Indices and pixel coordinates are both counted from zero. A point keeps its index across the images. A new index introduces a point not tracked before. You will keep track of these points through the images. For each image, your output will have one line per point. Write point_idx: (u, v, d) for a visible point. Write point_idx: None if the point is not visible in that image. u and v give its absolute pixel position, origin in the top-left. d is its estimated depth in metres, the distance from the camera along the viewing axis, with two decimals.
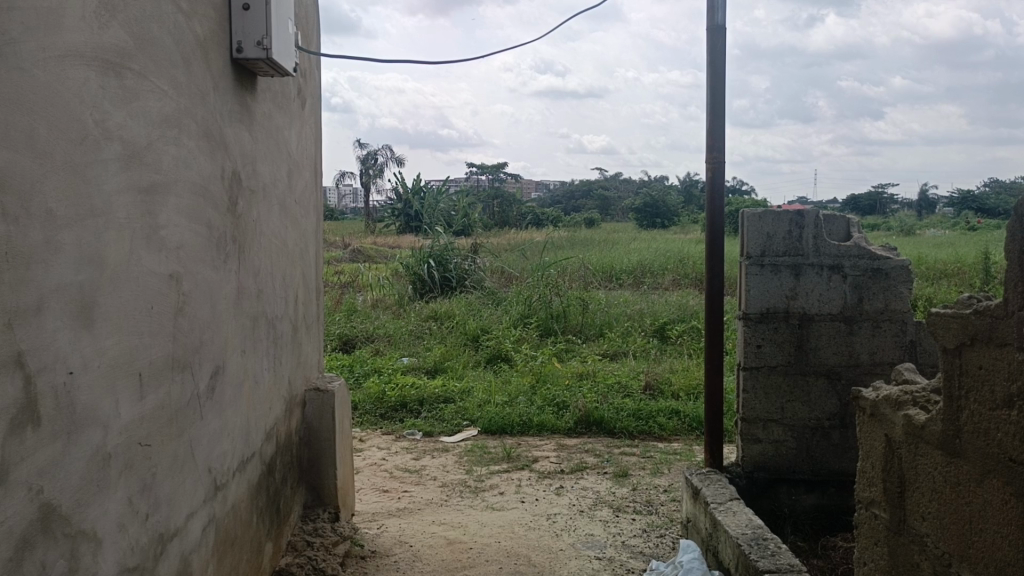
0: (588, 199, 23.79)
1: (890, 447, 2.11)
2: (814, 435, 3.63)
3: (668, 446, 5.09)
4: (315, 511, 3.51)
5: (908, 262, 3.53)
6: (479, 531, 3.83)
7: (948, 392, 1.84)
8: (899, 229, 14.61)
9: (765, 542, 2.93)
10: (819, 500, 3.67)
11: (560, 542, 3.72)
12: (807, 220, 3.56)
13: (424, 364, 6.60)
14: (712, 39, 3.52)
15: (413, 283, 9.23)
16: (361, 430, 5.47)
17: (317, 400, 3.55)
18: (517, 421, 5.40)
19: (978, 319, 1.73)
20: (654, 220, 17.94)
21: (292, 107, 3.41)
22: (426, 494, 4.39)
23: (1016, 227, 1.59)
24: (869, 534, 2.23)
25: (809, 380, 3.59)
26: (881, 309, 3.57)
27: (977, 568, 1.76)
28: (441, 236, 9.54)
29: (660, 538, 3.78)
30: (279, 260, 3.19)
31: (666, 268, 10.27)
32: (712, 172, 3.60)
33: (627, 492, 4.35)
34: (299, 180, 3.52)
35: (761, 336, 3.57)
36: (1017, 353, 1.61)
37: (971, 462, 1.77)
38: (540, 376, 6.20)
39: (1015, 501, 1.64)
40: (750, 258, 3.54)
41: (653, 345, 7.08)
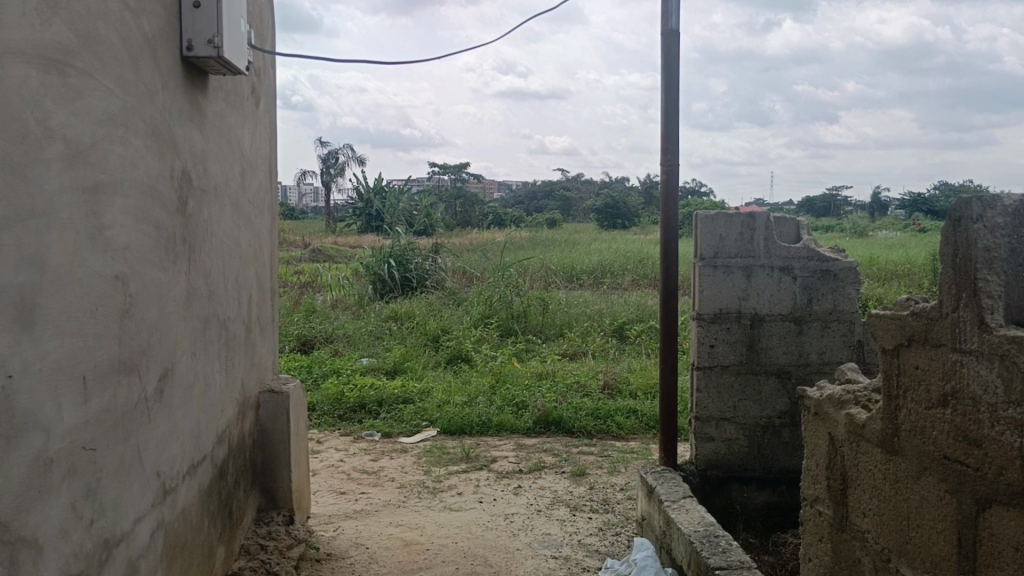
0: (549, 200, 23.86)
1: (833, 445, 2.16)
2: (765, 432, 3.69)
3: (625, 445, 5.13)
4: (269, 514, 3.48)
5: (856, 263, 3.61)
6: (436, 532, 3.83)
7: (887, 391, 1.89)
8: (853, 231, 14.90)
9: (716, 539, 2.97)
10: (770, 497, 3.74)
11: (517, 542, 3.73)
12: (758, 221, 3.61)
13: (384, 364, 6.57)
14: (666, 43, 3.56)
15: (373, 283, 9.16)
16: (318, 431, 5.42)
17: (272, 402, 3.52)
18: (476, 421, 5.40)
19: (914, 319, 1.77)
20: (614, 221, 18.07)
21: (245, 106, 3.37)
22: (384, 495, 4.37)
23: (949, 231, 1.64)
24: (813, 530, 2.27)
25: (760, 378, 3.65)
26: (830, 310, 3.64)
27: (914, 563, 1.81)
28: (402, 236, 9.48)
29: (616, 536, 3.81)
30: (232, 260, 3.16)
31: (625, 269, 10.34)
32: (666, 174, 3.64)
33: (585, 491, 4.38)
34: (253, 179, 3.49)
35: (714, 336, 3.62)
36: (950, 354, 1.66)
37: (908, 460, 1.82)
38: (500, 377, 6.20)
39: (949, 497, 1.68)
40: (703, 259, 3.58)
41: (612, 345, 7.13)
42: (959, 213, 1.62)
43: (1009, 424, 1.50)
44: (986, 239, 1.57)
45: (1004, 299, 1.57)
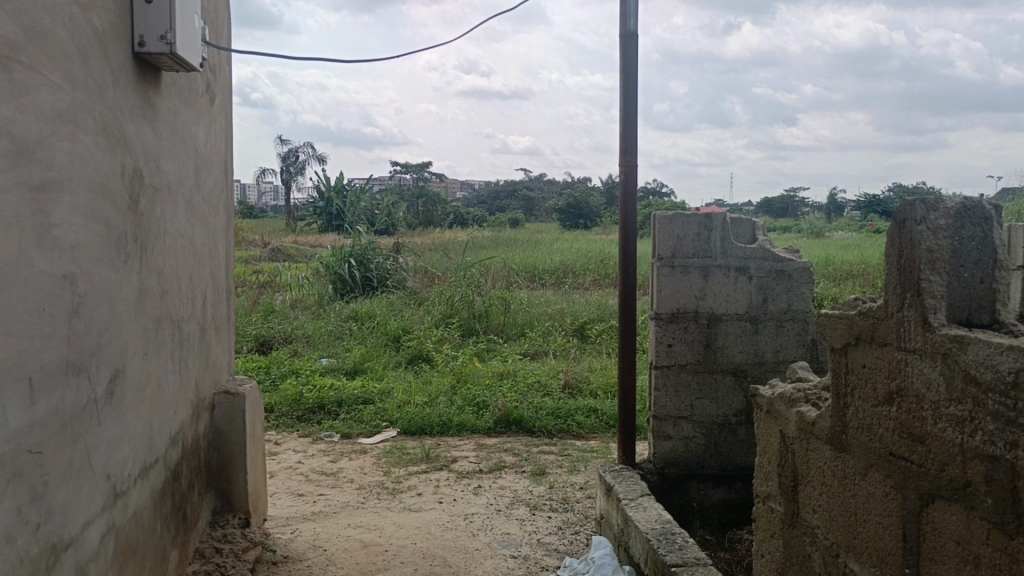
0: (512, 200, 23.85)
1: (785, 442, 2.19)
2: (721, 430, 3.74)
3: (585, 444, 5.16)
4: (225, 517, 3.43)
5: (810, 264, 3.67)
6: (395, 534, 3.81)
7: (836, 389, 1.92)
8: (810, 232, 15.16)
9: (673, 537, 3.00)
10: (727, 494, 3.79)
11: (476, 542, 3.73)
12: (715, 222, 3.65)
13: (344, 364, 6.52)
14: (625, 45, 3.58)
15: (333, 283, 9.08)
16: (276, 432, 5.36)
17: (227, 403, 3.47)
18: (436, 421, 5.39)
19: (862, 319, 1.81)
20: (577, 221, 18.15)
21: (200, 103, 3.32)
22: (342, 497, 4.33)
23: (896, 232, 1.68)
24: (766, 526, 2.31)
25: (717, 377, 3.70)
26: (785, 309, 3.70)
27: (862, 557, 1.84)
28: (363, 235, 9.40)
29: (575, 535, 3.83)
30: (186, 259, 3.11)
31: (587, 269, 10.38)
32: (625, 174, 3.66)
33: (545, 490, 4.39)
34: (207, 177, 3.44)
35: (672, 335, 3.66)
36: (895, 352, 1.69)
37: (856, 456, 1.85)
38: (460, 376, 6.19)
39: (894, 492, 1.72)
40: (661, 259, 3.62)
41: (573, 345, 7.16)
42: (904, 215, 1.66)
43: (951, 420, 1.53)
44: (930, 241, 1.61)
45: (946, 299, 1.61)
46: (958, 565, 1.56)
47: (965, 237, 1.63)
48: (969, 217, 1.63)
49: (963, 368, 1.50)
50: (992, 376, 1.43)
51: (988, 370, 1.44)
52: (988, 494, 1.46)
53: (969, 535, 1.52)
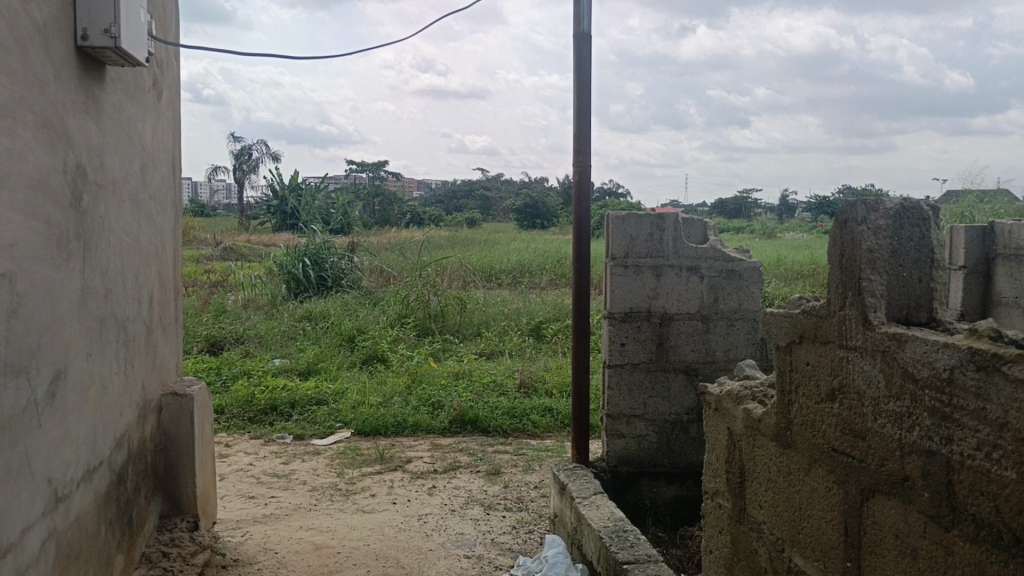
0: (469, 199, 23.81)
1: (732, 439, 2.22)
2: (673, 428, 3.78)
3: (540, 443, 5.17)
4: (172, 520, 3.36)
5: (759, 264, 3.72)
6: (347, 535, 3.77)
7: (781, 387, 1.95)
8: (762, 232, 15.42)
9: (625, 534, 3.02)
10: (679, 491, 3.83)
11: (430, 542, 3.71)
12: (667, 222, 3.68)
13: (297, 365, 6.44)
14: (578, 46, 3.60)
15: (287, 283, 8.96)
16: (227, 434, 5.27)
17: (175, 405, 3.40)
18: (391, 422, 5.36)
19: (806, 318, 1.85)
20: (534, 221, 18.17)
21: (146, 98, 3.25)
22: (294, 499, 4.28)
23: (838, 232, 1.71)
24: (714, 523, 2.34)
25: (669, 375, 3.74)
26: (735, 308, 3.75)
27: (806, 551, 1.88)
28: (317, 234, 9.30)
29: (529, 534, 3.83)
30: (131, 258, 3.04)
31: (543, 268, 10.41)
32: (579, 174, 3.67)
33: (499, 490, 4.39)
34: (154, 175, 3.37)
35: (625, 334, 3.69)
36: (837, 349, 1.73)
37: (800, 452, 1.89)
38: (415, 376, 6.16)
39: (836, 487, 1.75)
40: (615, 259, 3.65)
41: (529, 344, 7.17)
42: (845, 215, 1.69)
43: (890, 416, 1.57)
44: (869, 240, 1.65)
45: (886, 298, 1.64)
46: (896, 558, 1.59)
47: (904, 237, 1.67)
48: (907, 218, 1.67)
49: (902, 364, 1.53)
50: (929, 373, 1.46)
51: (925, 367, 1.47)
52: (925, 488, 1.50)
53: (907, 528, 1.56)
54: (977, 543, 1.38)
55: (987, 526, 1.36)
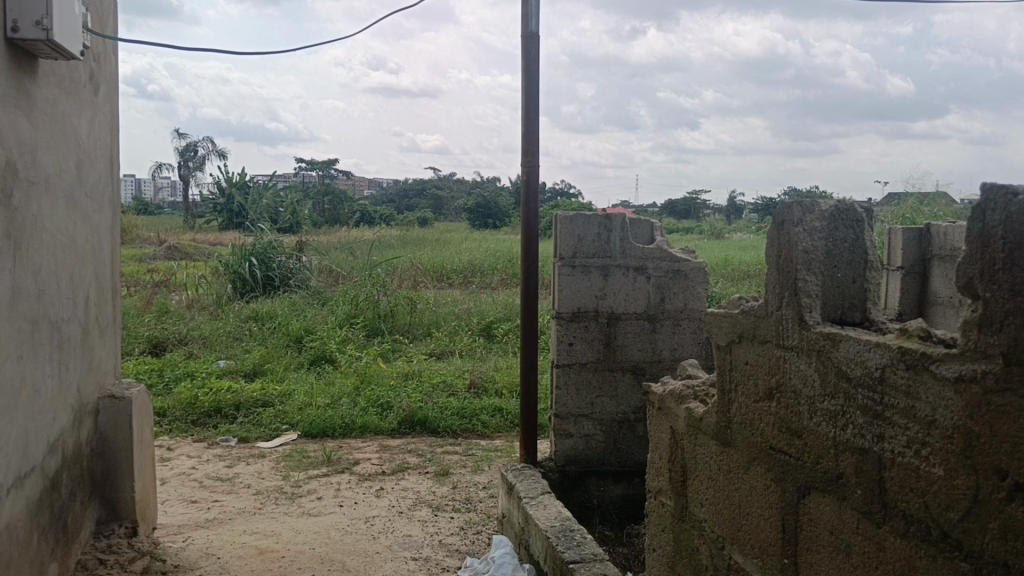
0: (421, 199, 23.68)
1: (675, 438, 2.24)
2: (621, 428, 3.80)
3: (490, 443, 5.16)
4: (110, 527, 3.27)
5: (705, 264, 3.75)
6: (292, 539, 3.71)
7: (721, 386, 1.98)
8: (710, 232, 15.67)
9: (571, 534, 3.03)
10: (626, 490, 3.86)
11: (376, 545, 3.68)
12: (614, 223, 3.71)
13: (243, 366, 6.32)
14: (526, 46, 3.60)
15: (233, 283, 8.80)
16: (169, 437, 5.15)
17: (113, 408, 3.30)
18: (339, 423, 5.30)
19: (744, 318, 1.87)
20: (485, 221, 18.14)
21: (82, 93, 3.16)
22: (238, 502, 4.20)
23: (775, 233, 1.74)
24: (657, 521, 2.36)
25: (616, 374, 3.76)
26: (681, 309, 3.77)
27: (744, 549, 1.90)
28: (265, 234, 9.15)
29: (477, 535, 3.82)
30: (66, 258, 2.95)
31: (495, 268, 10.40)
32: (527, 174, 3.67)
33: (448, 491, 4.37)
34: (90, 171, 3.27)
35: (573, 334, 3.71)
36: (775, 349, 1.75)
37: (739, 450, 1.91)
38: (364, 377, 6.10)
39: (774, 485, 1.78)
40: (562, 259, 3.66)
41: (479, 344, 7.15)
42: (782, 216, 1.71)
43: (825, 415, 1.60)
44: (804, 241, 1.67)
45: (821, 298, 1.67)
46: (830, 554, 1.62)
47: (838, 239, 1.70)
48: (841, 219, 1.70)
49: (836, 364, 1.56)
50: (861, 372, 1.49)
51: (857, 366, 1.50)
52: (858, 485, 1.52)
53: (841, 524, 1.59)
54: (907, 538, 1.41)
55: (916, 522, 1.39)
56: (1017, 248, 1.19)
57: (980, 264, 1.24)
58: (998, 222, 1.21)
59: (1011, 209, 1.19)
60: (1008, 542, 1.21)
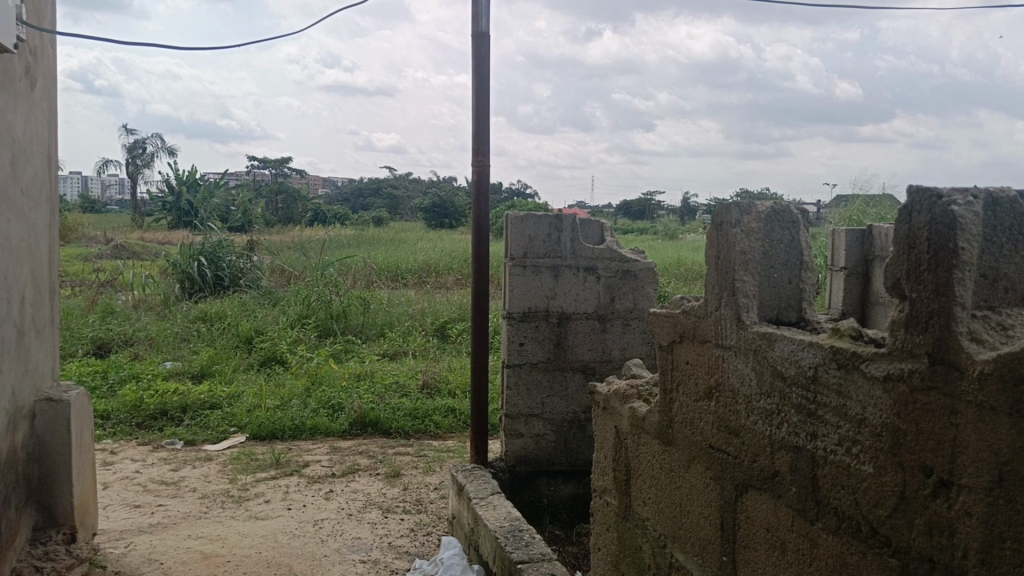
0: (377, 198, 23.51)
1: (619, 438, 2.25)
2: (571, 427, 3.82)
3: (442, 444, 5.14)
4: (46, 534, 3.18)
5: (654, 264, 3.77)
6: (238, 544, 3.65)
7: (663, 385, 1.99)
8: (664, 233, 15.83)
9: (520, 534, 3.03)
10: (575, 489, 3.87)
11: (324, 548, 3.63)
12: (565, 223, 3.71)
13: (190, 367, 6.20)
14: (476, 45, 3.58)
15: (181, 282, 8.63)
16: (112, 441, 5.02)
17: (50, 412, 3.20)
18: (288, 425, 5.22)
19: (685, 318, 1.89)
20: (441, 221, 18.05)
21: (17, 87, 3.06)
22: (183, 507, 4.11)
23: (714, 234, 1.76)
24: (602, 520, 2.37)
25: (566, 374, 3.77)
26: (631, 309, 3.79)
27: (685, 547, 1.92)
28: (215, 233, 8.99)
29: (427, 536, 3.80)
30: None
31: (450, 268, 10.36)
32: (477, 174, 3.66)
33: (398, 493, 4.33)
34: (26, 168, 3.17)
35: (523, 334, 3.72)
36: (714, 349, 1.77)
37: (680, 449, 1.93)
38: (316, 378, 6.03)
39: (713, 483, 1.80)
40: (513, 259, 3.66)
41: (433, 344, 7.12)
42: (721, 218, 1.73)
43: (762, 413, 1.61)
44: (742, 242, 1.69)
45: (758, 298, 1.70)
46: (766, 551, 1.64)
47: (774, 239, 1.72)
48: (778, 220, 1.71)
49: (771, 363, 1.58)
50: (795, 371, 1.51)
51: (792, 365, 1.52)
52: (793, 483, 1.54)
53: (777, 522, 1.60)
54: (839, 535, 1.43)
55: (848, 519, 1.41)
56: (940, 249, 1.21)
57: (907, 264, 1.26)
58: (924, 224, 1.23)
59: (936, 211, 1.22)
60: (933, 537, 1.23)
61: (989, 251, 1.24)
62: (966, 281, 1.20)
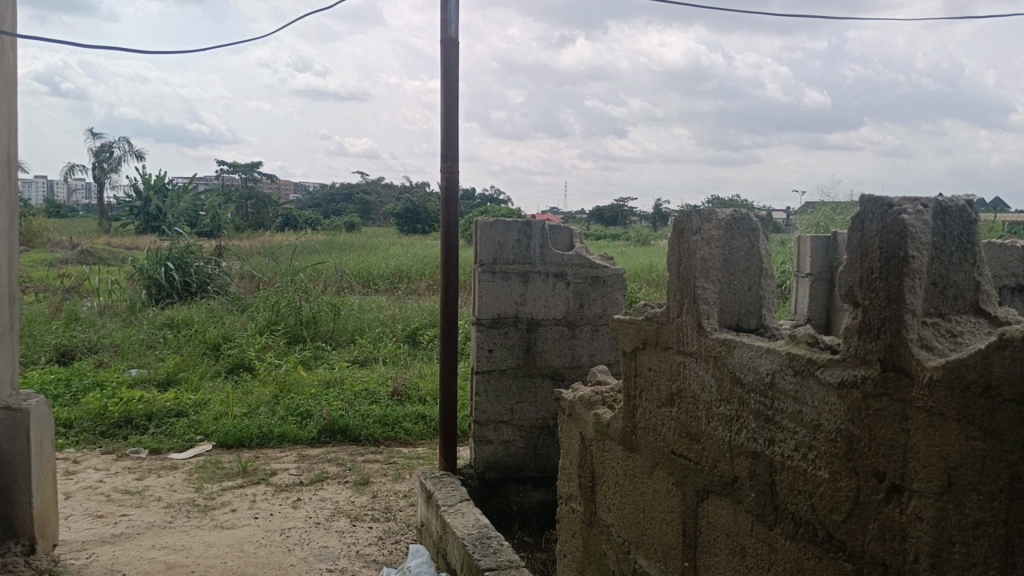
0: (349, 203, 23.38)
1: (584, 444, 2.26)
2: (540, 433, 3.82)
3: (412, 451, 5.12)
4: (4, 545, 3.12)
5: (623, 270, 3.78)
6: (203, 553, 3.60)
7: (627, 392, 2.00)
8: (636, 239, 15.91)
9: (489, 541, 3.02)
10: (545, 495, 3.87)
11: (291, 557, 3.60)
12: (534, 229, 3.72)
13: (155, 375, 6.12)
14: (445, 51, 3.58)
15: (148, 288, 8.52)
16: (75, 450, 4.94)
17: (8, 420, 3.14)
18: (256, 432, 5.17)
19: (648, 324, 1.89)
20: (414, 226, 17.96)
21: None
22: (147, 516, 4.05)
23: (676, 240, 1.77)
24: (568, 527, 2.37)
25: (536, 380, 3.77)
26: (600, 315, 3.80)
27: (648, 552, 1.92)
28: (182, 238, 8.88)
29: (395, 544, 3.77)
30: None
31: (422, 274, 10.32)
32: (447, 180, 3.65)
33: (367, 500, 4.30)
34: None
35: (492, 341, 3.71)
36: (676, 355, 1.78)
37: (644, 455, 1.93)
38: (284, 385, 5.97)
39: (675, 489, 1.80)
40: (482, 265, 3.66)
41: (404, 351, 7.09)
42: (682, 225, 1.74)
43: (722, 419, 1.62)
44: (702, 249, 1.71)
45: (718, 305, 1.71)
46: (727, 556, 1.64)
47: (734, 247, 1.73)
48: (738, 227, 1.73)
49: (731, 370, 1.59)
50: (753, 377, 1.52)
51: (750, 372, 1.53)
52: (752, 488, 1.55)
53: (737, 528, 1.61)
54: (796, 540, 1.44)
55: (805, 524, 1.42)
56: (891, 257, 1.23)
57: (860, 272, 1.28)
58: (876, 232, 1.25)
59: (887, 219, 1.24)
60: (886, 542, 1.25)
61: (938, 258, 1.27)
62: (916, 288, 1.21)
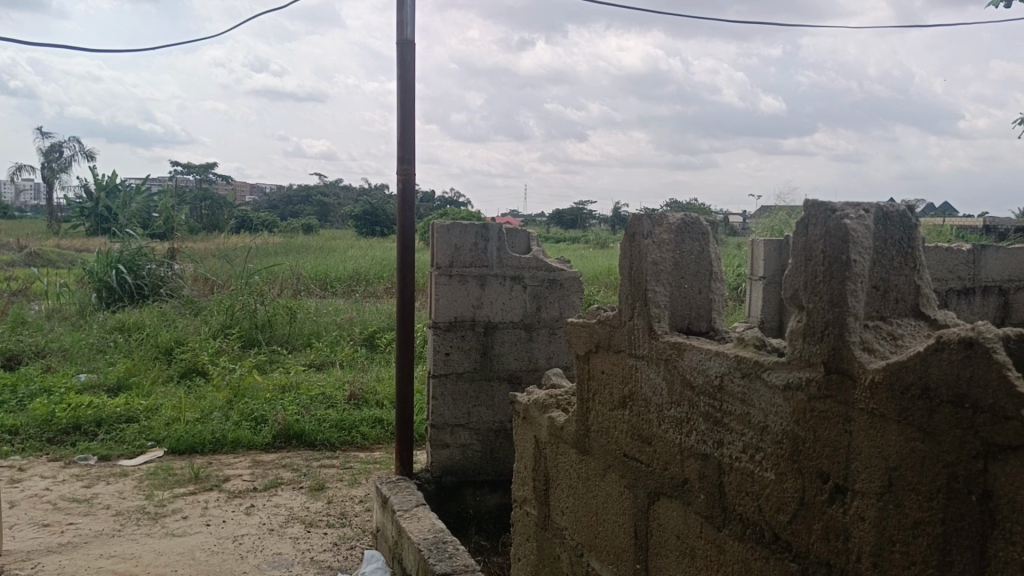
0: (307, 205, 23.13)
1: (538, 447, 2.26)
2: (497, 436, 3.81)
3: (368, 455, 5.07)
4: None
5: (580, 273, 3.80)
6: (152, 562, 3.52)
7: (580, 395, 2.00)
8: (596, 241, 15.98)
9: (444, 546, 3.00)
10: (502, 499, 3.86)
11: (243, 565, 3.54)
12: (491, 232, 3.71)
13: (106, 380, 5.97)
14: (401, 53, 3.56)
15: (98, 291, 8.33)
16: (21, 457, 4.80)
17: None
18: (209, 438, 5.08)
19: (601, 327, 1.90)
20: (372, 229, 17.82)
21: None
22: (96, 525, 3.95)
23: (627, 244, 1.78)
24: (522, 530, 2.36)
25: (492, 384, 3.77)
26: (556, 318, 3.81)
27: (601, 555, 1.92)
28: (134, 240, 8.70)
29: (350, 550, 3.73)
30: None
31: (380, 277, 10.24)
32: (403, 182, 3.63)
33: (322, 506, 4.25)
34: None
35: (449, 344, 3.69)
36: (628, 357, 1.79)
37: (596, 458, 1.94)
38: (239, 390, 5.88)
39: (627, 491, 1.81)
40: (439, 268, 3.64)
41: (361, 354, 7.03)
42: (633, 228, 1.75)
43: (672, 422, 1.64)
44: (653, 252, 1.72)
45: (669, 308, 1.72)
46: (677, 557, 1.65)
47: (685, 251, 1.75)
48: (688, 231, 1.74)
49: (681, 372, 1.60)
50: (702, 380, 1.54)
51: (699, 374, 1.55)
52: (701, 490, 1.57)
53: (687, 529, 1.63)
54: (744, 540, 1.46)
55: (752, 525, 1.44)
56: (834, 262, 1.25)
57: (804, 276, 1.30)
58: (819, 236, 1.27)
59: (830, 225, 1.26)
60: (830, 542, 1.27)
61: (880, 262, 1.29)
62: (859, 292, 1.24)
